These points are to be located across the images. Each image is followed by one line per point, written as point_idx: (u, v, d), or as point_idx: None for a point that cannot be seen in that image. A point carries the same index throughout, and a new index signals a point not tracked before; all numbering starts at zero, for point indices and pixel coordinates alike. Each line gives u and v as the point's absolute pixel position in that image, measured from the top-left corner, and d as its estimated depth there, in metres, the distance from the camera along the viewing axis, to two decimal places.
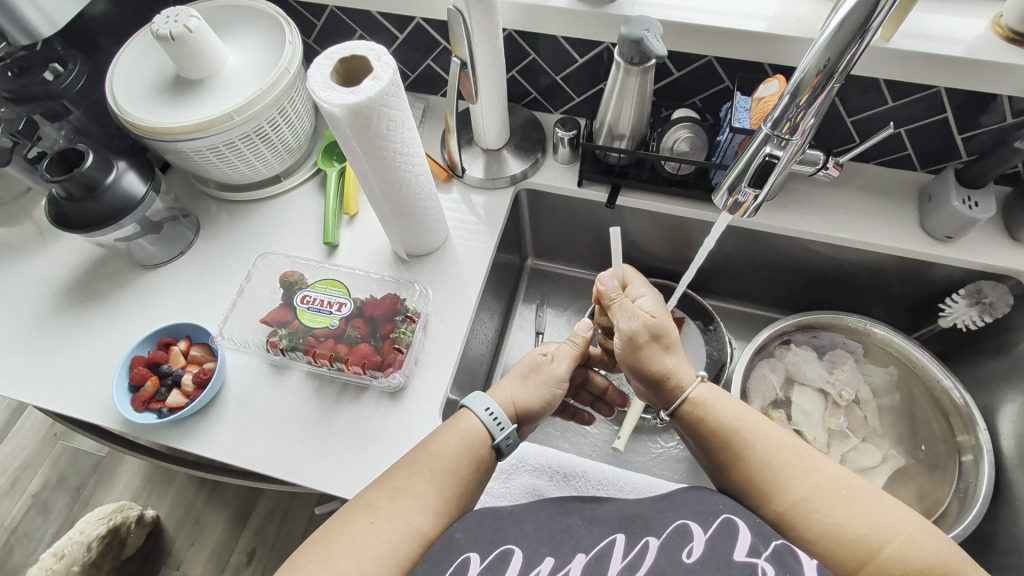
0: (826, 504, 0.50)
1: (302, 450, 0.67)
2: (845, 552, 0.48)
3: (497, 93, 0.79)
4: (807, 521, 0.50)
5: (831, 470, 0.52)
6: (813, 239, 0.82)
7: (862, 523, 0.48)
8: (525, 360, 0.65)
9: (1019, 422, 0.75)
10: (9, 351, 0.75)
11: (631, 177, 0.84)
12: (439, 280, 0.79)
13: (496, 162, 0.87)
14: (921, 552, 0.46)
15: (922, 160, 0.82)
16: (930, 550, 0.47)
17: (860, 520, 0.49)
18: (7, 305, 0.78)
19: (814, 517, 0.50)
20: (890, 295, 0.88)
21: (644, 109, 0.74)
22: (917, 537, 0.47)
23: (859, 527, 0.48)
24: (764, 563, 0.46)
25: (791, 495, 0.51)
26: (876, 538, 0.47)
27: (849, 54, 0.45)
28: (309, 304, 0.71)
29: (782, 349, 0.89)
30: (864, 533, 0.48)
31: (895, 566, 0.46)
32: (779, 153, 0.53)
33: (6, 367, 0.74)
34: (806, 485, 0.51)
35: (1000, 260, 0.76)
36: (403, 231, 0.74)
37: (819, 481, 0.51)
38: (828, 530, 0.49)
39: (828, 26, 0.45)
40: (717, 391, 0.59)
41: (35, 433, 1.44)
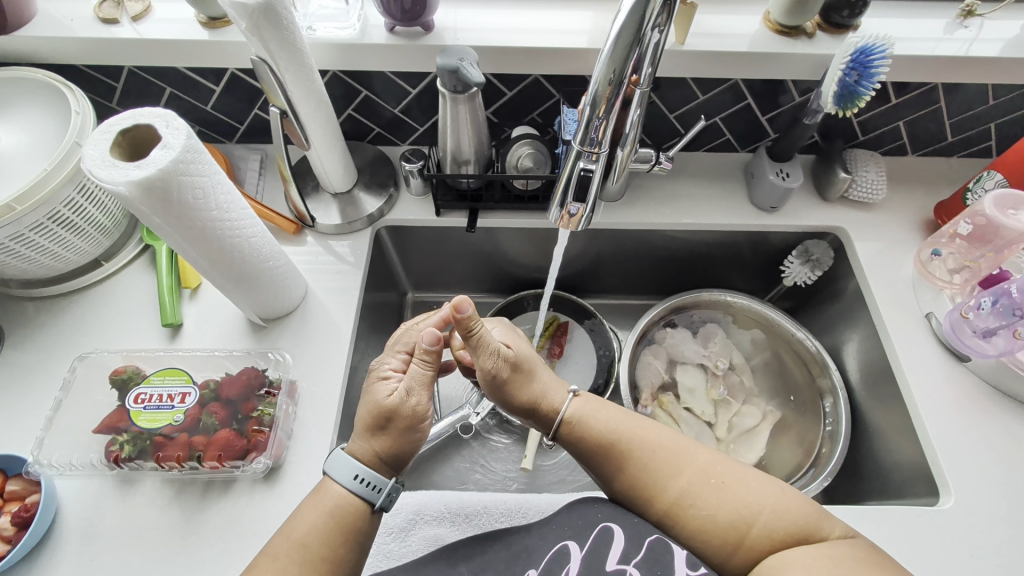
0: (701, 496, 0.52)
1: (166, 568, 0.59)
2: (720, 541, 0.50)
3: (331, 136, 0.76)
4: (685, 517, 0.52)
5: (702, 460, 0.54)
6: (665, 228, 0.88)
7: (731, 509, 0.51)
8: (370, 403, 0.56)
9: (859, 356, 0.84)
10: None
11: (484, 200, 0.84)
12: (304, 340, 0.74)
13: (350, 204, 0.84)
14: (784, 521, 0.49)
15: (740, 142, 0.90)
16: (791, 517, 0.50)
17: (729, 506, 0.51)
18: None
19: (691, 512, 0.52)
20: (742, 266, 0.96)
21: (481, 132, 0.75)
22: (780, 508, 0.50)
23: (729, 514, 0.50)
24: (633, 567, 0.56)
25: (670, 494, 0.53)
26: (744, 520, 0.50)
27: (630, 63, 0.47)
28: (145, 403, 0.62)
29: (662, 333, 0.94)
30: (733, 519, 0.50)
31: (764, 542, 0.49)
32: (592, 165, 0.54)
33: None
34: (681, 482, 0.53)
35: (815, 220, 0.86)
36: (253, 297, 0.69)
37: (692, 474, 0.53)
38: (706, 519, 0.51)
39: (608, 39, 0.46)
40: (593, 399, 0.60)
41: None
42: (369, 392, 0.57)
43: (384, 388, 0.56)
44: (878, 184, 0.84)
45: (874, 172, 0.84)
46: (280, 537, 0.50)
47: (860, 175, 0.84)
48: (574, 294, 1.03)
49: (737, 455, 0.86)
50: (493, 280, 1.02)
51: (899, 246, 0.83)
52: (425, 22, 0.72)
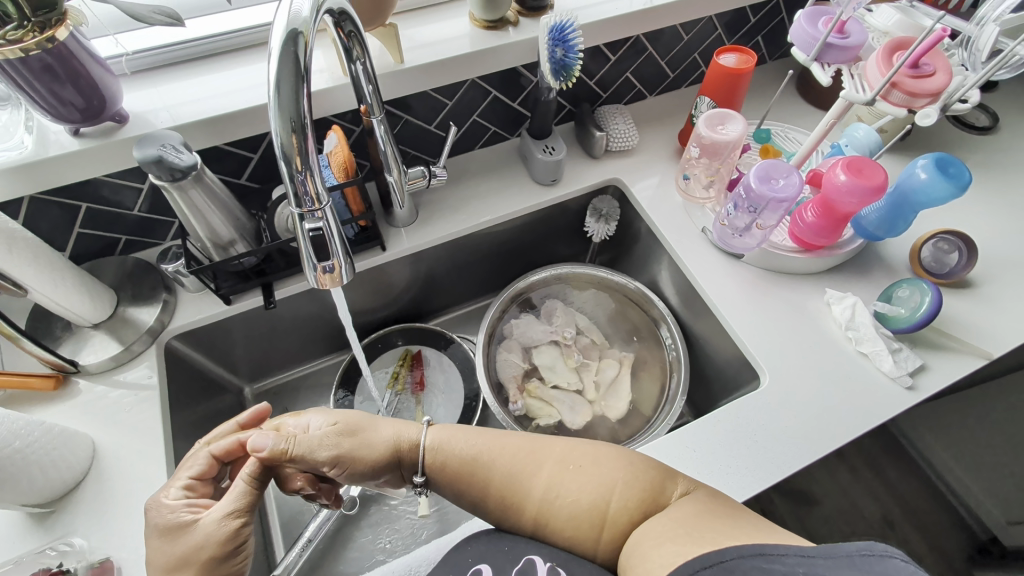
0: (562, 487, 0.55)
1: None
2: (587, 525, 0.53)
3: (52, 268, 0.64)
4: (554, 512, 0.54)
5: (557, 455, 0.56)
6: (469, 232, 0.89)
7: (589, 492, 0.54)
8: (174, 546, 0.49)
9: (670, 282, 0.94)
10: None
11: (271, 272, 0.78)
12: (108, 504, 0.63)
13: (120, 329, 0.73)
14: (636, 491, 0.52)
15: (507, 130, 0.94)
16: (641, 485, 0.53)
17: (587, 491, 0.54)
18: None
19: (557, 505, 0.54)
20: (556, 238, 1.02)
21: (231, 208, 0.69)
22: (631, 478, 0.53)
23: (589, 496, 0.53)
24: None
25: (535, 495, 0.55)
26: (603, 499, 0.53)
27: (305, 106, 0.43)
28: None
29: (508, 327, 0.96)
30: (593, 499, 0.53)
31: (624, 515, 0.52)
32: (321, 222, 0.48)
33: None
34: (542, 479, 0.55)
35: (593, 178, 0.93)
36: (8, 494, 0.56)
37: (550, 470, 0.56)
38: (570, 509, 0.54)
39: (268, 87, 0.42)
40: (449, 429, 0.60)
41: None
42: (172, 531, 0.50)
43: (179, 521, 0.50)
44: (629, 131, 0.93)
45: (622, 122, 0.93)
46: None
47: (612, 129, 0.93)
48: (419, 320, 1.01)
49: (609, 408, 0.91)
50: (331, 339, 0.96)
51: (665, 178, 0.93)
52: (115, 114, 0.64)
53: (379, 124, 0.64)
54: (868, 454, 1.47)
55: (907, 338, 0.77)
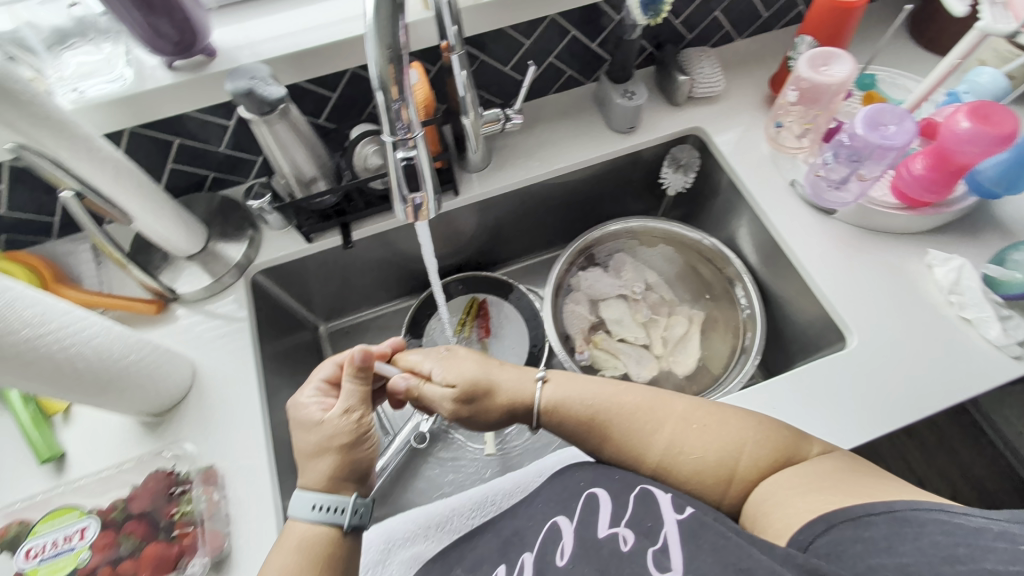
0: (687, 442, 0.53)
1: None
2: (711, 479, 0.51)
3: (154, 199, 0.68)
4: (677, 467, 0.53)
5: (680, 411, 0.55)
6: (541, 179, 0.87)
7: (716, 448, 0.52)
8: (309, 435, 0.54)
9: (750, 239, 0.89)
10: None
11: (350, 213, 0.80)
12: (209, 420, 0.68)
13: (212, 261, 0.77)
14: (766, 449, 0.51)
15: (583, 73, 0.90)
16: (770, 444, 0.51)
17: (713, 447, 0.52)
18: None
19: (681, 460, 0.52)
20: (628, 190, 0.98)
21: (315, 146, 0.71)
22: (761, 437, 0.51)
23: (715, 452, 0.52)
24: (624, 529, 0.48)
25: (657, 449, 0.54)
26: (730, 455, 0.51)
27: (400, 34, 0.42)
28: (40, 556, 0.56)
29: (575, 279, 0.95)
30: (721, 455, 0.51)
31: (751, 471, 0.50)
32: (413, 153, 0.48)
33: None
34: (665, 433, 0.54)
35: (672, 127, 0.88)
36: (126, 401, 0.62)
37: (673, 426, 0.54)
38: (695, 464, 0.52)
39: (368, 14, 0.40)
40: (565, 381, 0.59)
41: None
42: (307, 424, 0.55)
43: (312, 415, 0.55)
44: (715, 76, 0.87)
45: (708, 67, 0.88)
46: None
47: (696, 73, 0.87)
48: (483, 270, 1.02)
49: (678, 363, 0.91)
50: (400, 283, 0.99)
51: (751, 128, 0.87)
52: (204, 48, 0.66)
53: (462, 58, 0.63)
54: (945, 436, 1.38)
55: (1020, 305, 0.70)
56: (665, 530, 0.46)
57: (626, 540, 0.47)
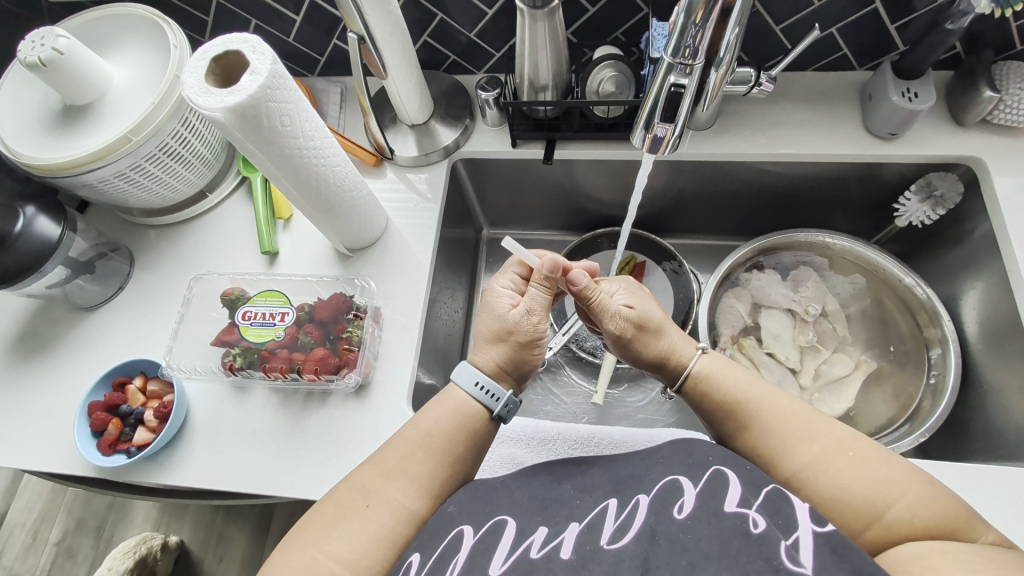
0: (834, 465, 0.48)
1: (280, 465, 0.67)
2: (851, 513, 0.46)
3: (407, 63, 0.75)
4: (814, 485, 0.48)
5: (839, 433, 0.49)
6: (760, 160, 0.80)
7: (868, 484, 0.46)
8: (494, 319, 0.59)
9: (981, 305, 0.75)
10: None
11: (562, 130, 0.81)
12: (384, 271, 0.77)
13: (427, 136, 0.84)
14: (929, 510, 0.44)
15: (859, 58, 0.78)
16: (936, 508, 0.44)
17: (865, 483, 0.46)
18: None
19: (822, 480, 0.47)
20: (849, 203, 0.86)
21: (561, 54, 0.71)
22: (926, 495, 0.44)
23: (866, 489, 0.46)
24: (755, 513, 0.41)
25: (797, 459, 0.49)
26: (882, 498, 0.45)
27: None
28: (252, 320, 0.69)
29: (747, 275, 0.88)
30: (871, 493, 0.45)
31: (902, 526, 0.44)
32: (685, 81, 0.48)
33: None
34: (813, 448, 0.49)
35: (944, 148, 0.74)
36: (337, 227, 0.72)
37: (826, 444, 0.49)
38: (837, 492, 0.47)
39: None
40: (719, 361, 0.57)
41: (21, 487, 1.38)
42: (494, 308, 0.60)
43: (502, 304, 0.60)
44: None
45: None
46: (407, 426, 0.54)
47: (1011, 92, 0.70)
48: (652, 232, 0.98)
49: (823, 404, 0.81)
50: (567, 216, 1.00)
51: None
52: None
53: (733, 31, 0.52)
54: None
55: None
56: (799, 533, 0.39)
57: (758, 524, 0.40)
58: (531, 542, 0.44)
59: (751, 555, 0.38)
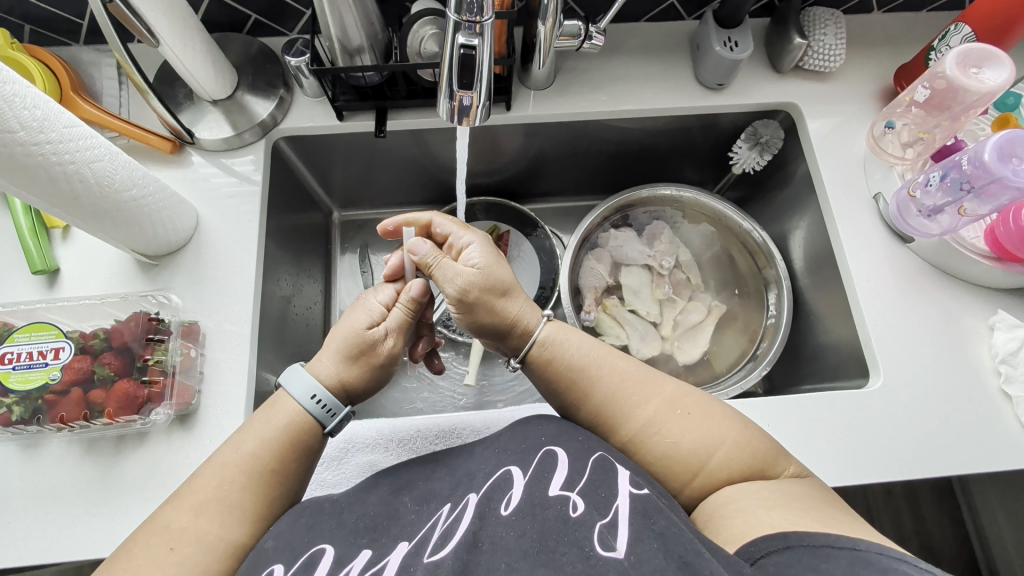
0: (666, 425, 0.48)
1: (91, 523, 0.57)
2: (679, 468, 0.46)
3: (184, 24, 0.62)
4: (647, 447, 0.48)
5: (671, 390, 0.50)
6: (602, 117, 0.78)
7: (694, 438, 0.46)
8: (352, 333, 0.52)
9: (805, 243, 0.81)
10: None
11: (390, 98, 0.73)
12: (201, 277, 0.66)
13: (236, 111, 0.72)
14: (743, 453, 0.45)
15: (686, 8, 0.78)
16: (750, 450, 0.46)
17: (692, 436, 0.47)
18: None
19: (655, 441, 0.47)
20: (691, 155, 0.89)
21: (369, 10, 0.62)
22: (741, 440, 0.46)
23: (692, 442, 0.46)
24: (577, 496, 0.41)
25: (634, 423, 0.49)
26: (705, 449, 0.46)
27: None
28: (13, 363, 0.56)
29: (606, 235, 0.88)
30: (695, 447, 0.46)
31: (722, 472, 0.45)
32: (476, 42, 0.41)
33: None
34: (647, 410, 0.48)
35: (765, 96, 0.77)
36: (123, 235, 0.60)
37: (659, 403, 0.49)
38: (666, 450, 0.47)
39: None
40: (563, 327, 0.54)
41: None
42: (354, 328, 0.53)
43: (364, 318, 0.54)
44: (836, 48, 0.74)
45: (833, 34, 0.74)
46: (224, 450, 0.47)
47: (816, 39, 0.74)
48: (514, 200, 0.95)
49: (681, 351, 0.85)
50: (424, 190, 0.93)
51: (852, 121, 0.76)
52: None
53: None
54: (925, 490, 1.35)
55: None
56: (618, 503, 0.40)
57: (576, 508, 0.40)
58: (350, 568, 0.40)
59: (568, 544, 0.38)
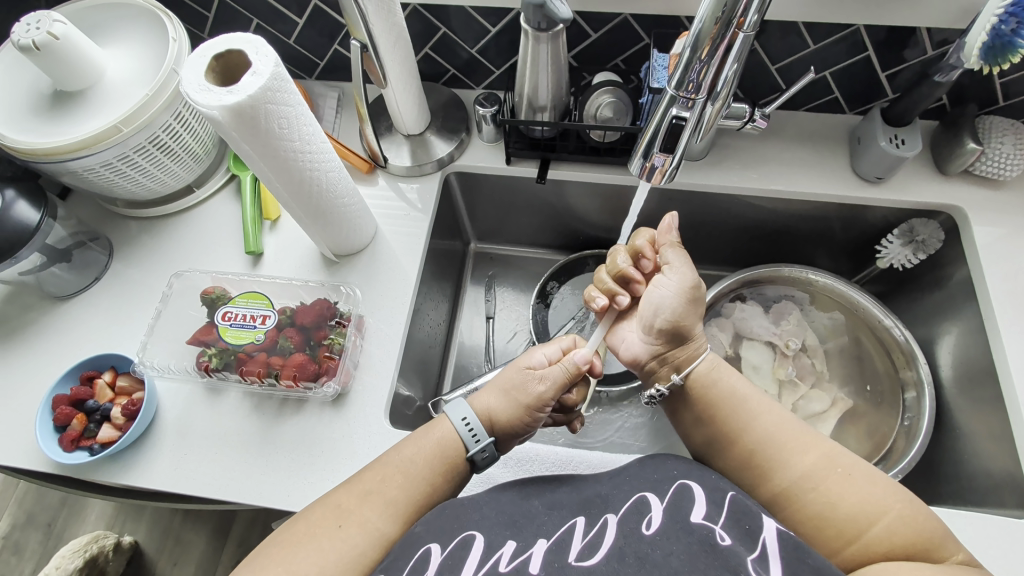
0: (822, 484, 0.50)
1: (248, 470, 0.66)
2: (833, 529, 0.48)
3: (408, 74, 0.75)
4: (801, 502, 0.50)
5: (828, 449, 0.52)
6: (749, 193, 0.81)
7: (853, 503, 0.48)
8: (515, 372, 0.59)
9: (956, 351, 0.76)
10: None
11: (558, 151, 0.82)
12: (370, 278, 0.77)
13: (421, 147, 0.84)
14: (907, 529, 0.46)
15: (850, 102, 0.81)
16: (915, 527, 0.46)
17: (851, 501, 0.48)
18: None
19: (810, 497, 0.50)
20: (832, 242, 0.88)
21: (561, 77, 0.71)
22: (905, 515, 0.47)
23: (850, 506, 0.48)
24: (722, 529, 0.45)
25: (789, 475, 0.51)
26: (865, 517, 0.47)
27: None
28: (231, 321, 0.68)
29: (730, 306, 0.89)
30: (854, 513, 0.48)
31: (881, 545, 0.46)
32: (685, 114, 0.50)
33: None
34: (804, 465, 0.51)
35: (926, 196, 0.77)
36: (325, 232, 0.71)
37: (817, 460, 0.51)
38: (821, 509, 0.49)
39: None
40: (725, 365, 0.59)
41: None
42: (517, 372, 0.59)
43: (530, 361, 0.60)
44: (1014, 158, 0.72)
45: (1012, 143, 0.72)
46: (393, 452, 0.55)
47: (992, 146, 0.73)
48: None
49: None
50: (557, 235, 1.00)
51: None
52: None
53: (732, 65, 0.47)
54: None
55: None
56: (764, 536, 0.44)
57: (724, 537, 0.44)
58: (500, 554, 0.46)
59: (718, 567, 0.42)
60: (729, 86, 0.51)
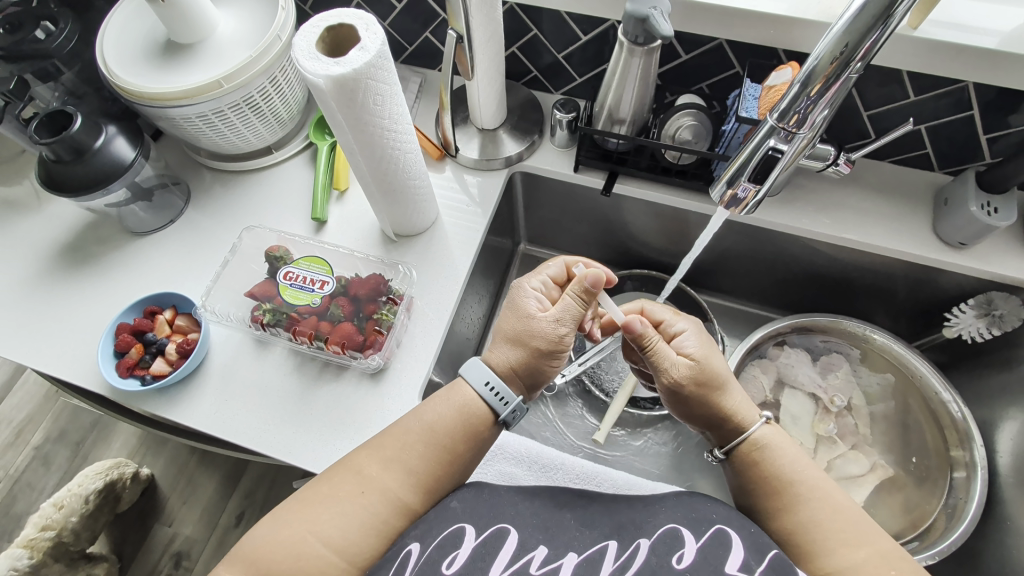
0: None
1: (283, 426, 0.68)
2: None
3: (495, 69, 0.76)
4: None
5: (885, 545, 0.49)
6: (818, 239, 0.79)
7: None
8: (516, 320, 0.58)
9: (1019, 439, 0.72)
10: (19, 306, 0.76)
11: (627, 166, 0.81)
12: (425, 262, 0.78)
13: (492, 142, 0.85)
14: None
15: (940, 160, 0.77)
16: None
17: None
18: (12, 260, 0.79)
19: None
20: (897, 302, 0.84)
21: (647, 93, 0.71)
22: None
23: None
24: None
25: (837, 563, 0.48)
26: None
27: (868, 40, 0.41)
28: (292, 281, 0.71)
29: (775, 350, 0.86)
30: None
31: None
32: (783, 146, 0.50)
33: (19, 322, 0.75)
34: (857, 556, 0.48)
35: (1016, 270, 0.72)
36: (391, 210, 0.73)
37: (871, 554, 0.48)
38: None
39: (847, 9, 0.41)
40: (781, 438, 0.56)
41: (19, 383, 1.43)
42: (519, 317, 0.58)
43: (529, 304, 0.58)
44: None
45: None
46: (410, 417, 0.54)
47: None
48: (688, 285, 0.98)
49: None
50: (608, 250, 1.00)
51: None
52: None
53: (829, 107, 0.47)
54: None
55: None
56: None
57: None
58: (532, 557, 0.47)
59: None
60: (820, 129, 0.50)
